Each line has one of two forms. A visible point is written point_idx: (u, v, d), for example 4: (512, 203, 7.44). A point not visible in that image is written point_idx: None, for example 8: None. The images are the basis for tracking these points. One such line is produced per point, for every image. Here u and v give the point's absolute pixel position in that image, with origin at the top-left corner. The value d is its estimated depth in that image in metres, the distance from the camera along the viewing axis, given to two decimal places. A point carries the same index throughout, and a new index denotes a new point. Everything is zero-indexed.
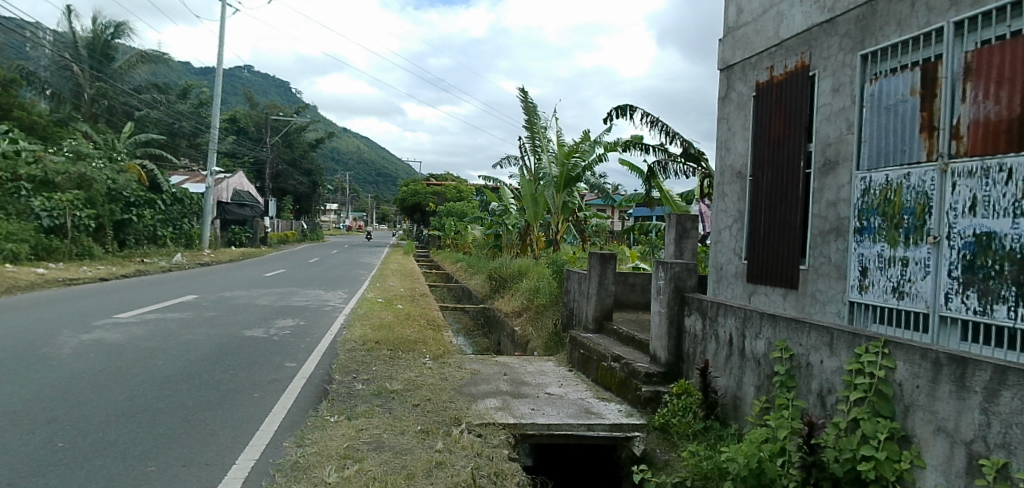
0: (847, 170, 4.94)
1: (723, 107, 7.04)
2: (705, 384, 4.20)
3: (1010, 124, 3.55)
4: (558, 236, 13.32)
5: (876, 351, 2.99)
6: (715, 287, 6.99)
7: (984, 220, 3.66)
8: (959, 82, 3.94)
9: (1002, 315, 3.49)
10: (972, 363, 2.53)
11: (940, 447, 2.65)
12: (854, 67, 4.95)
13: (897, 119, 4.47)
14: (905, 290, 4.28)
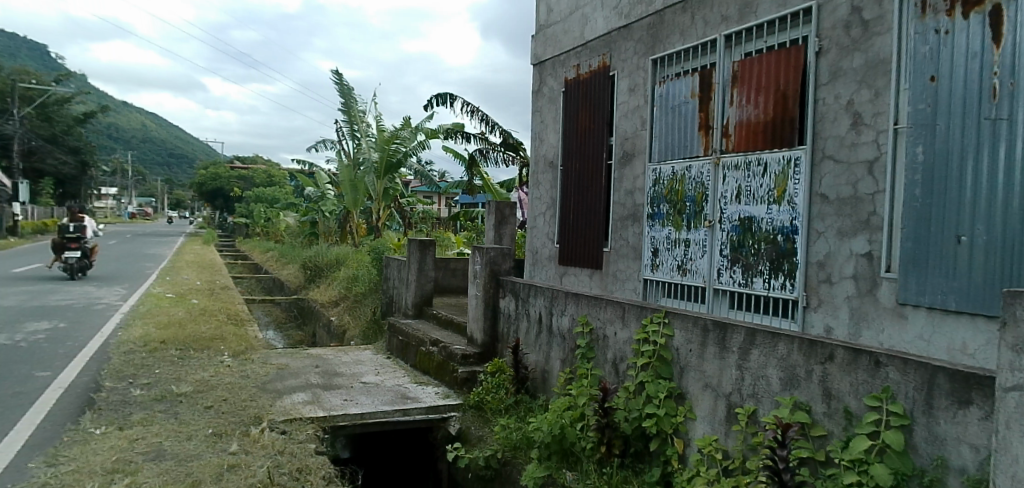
0: (641, 162, 5.59)
1: (535, 100, 7.43)
2: (517, 361, 4.44)
3: (766, 126, 4.46)
4: (379, 223, 13.10)
5: (659, 321, 3.42)
6: (531, 270, 7.41)
7: (747, 207, 4.60)
8: (728, 88, 4.77)
9: (759, 285, 4.49)
10: (729, 327, 3.10)
11: (707, 401, 3.15)
12: (646, 70, 5.57)
13: (680, 118, 5.21)
14: (687, 268, 5.12)
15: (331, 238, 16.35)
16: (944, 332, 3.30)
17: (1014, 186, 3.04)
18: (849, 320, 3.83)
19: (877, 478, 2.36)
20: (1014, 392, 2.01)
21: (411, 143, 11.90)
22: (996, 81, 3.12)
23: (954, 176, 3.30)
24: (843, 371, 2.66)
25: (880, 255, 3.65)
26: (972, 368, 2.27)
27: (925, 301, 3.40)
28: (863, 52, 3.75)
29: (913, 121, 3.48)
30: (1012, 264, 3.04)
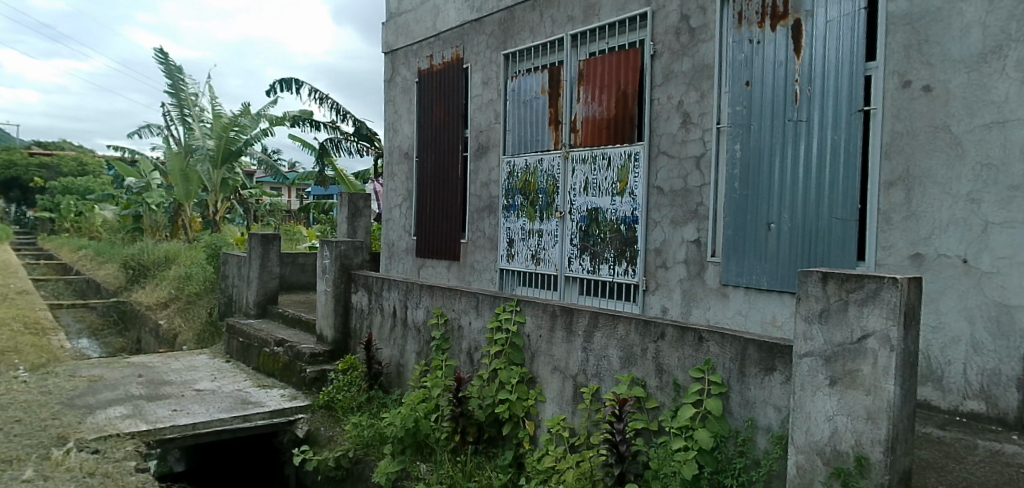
0: (496, 154, 5.84)
1: (387, 90, 7.37)
2: (369, 357, 4.36)
3: (609, 122, 4.92)
4: (216, 217, 12.19)
5: (511, 309, 3.53)
6: (387, 264, 7.35)
7: (593, 199, 5.01)
8: (575, 85, 5.17)
9: (605, 271, 4.91)
10: (575, 312, 3.30)
11: (556, 383, 3.32)
12: (497, 64, 5.82)
13: (532, 113, 5.52)
14: (540, 257, 5.42)
15: (160, 234, 14.79)
16: (758, 307, 4.00)
17: (810, 178, 3.83)
18: (681, 300, 4.42)
19: (700, 442, 2.69)
20: (807, 358, 2.49)
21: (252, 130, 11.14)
22: (797, 88, 3.88)
23: (764, 169, 4.02)
24: (673, 347, 2.98)
25: (706, 242, 4.28)
26: (773, 339, 2.70)
27: (743, 281, 4.08)
28: (691, 57, 4.34)
29: (732, 121, 4.16)
30: (810, 242, 3.81)
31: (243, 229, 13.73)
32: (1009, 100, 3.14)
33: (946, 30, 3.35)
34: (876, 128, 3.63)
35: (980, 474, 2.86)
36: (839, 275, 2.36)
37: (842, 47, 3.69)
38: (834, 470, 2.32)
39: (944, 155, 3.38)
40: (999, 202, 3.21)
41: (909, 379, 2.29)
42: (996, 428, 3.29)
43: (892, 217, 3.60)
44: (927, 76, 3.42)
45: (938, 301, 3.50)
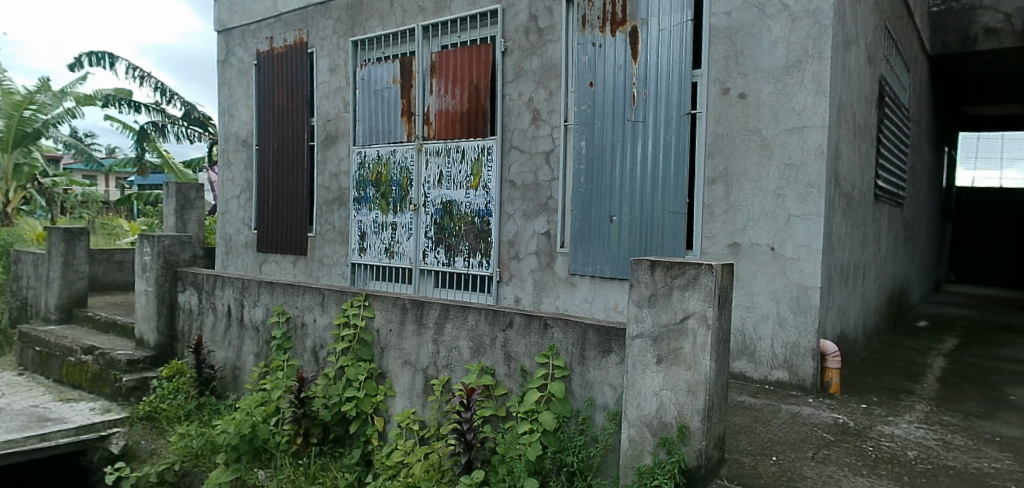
0: (345, 144, 5.71)
1: (223, 71, 6.86)
2: (199, 361, 4.02)
3: (461, 115, 4.98)
4: (9, 209, 10.60)
5: (359, 304, 3.45)
6: (223, 259, 6.87)
7: (447, 191, 5.04)
8: (428, 77, 5.16)
9: (460, 264, 4.97)
10: (426, 304, 3.30)
11: (406, 376, 3.31)
12: (346, 50, 5.67)
13: (384, 103, 5.44)
14: (394, 250, 5.37)
15: None
16: (601, 294, 4.27)
17: (647, 174, 4.16)
18: (532, 290, 4.62)
19: (544, 424, 2.85)
20: (638, 339, 2.75)
21: (53, 110, 9.78)
22: (634, 90, 4.18)
23: (607, 165, 4.29)
24: (520, 335, 3.10)
25: (556, 234, 4.50)
26: (609, 323, 2.94)
27: (588, 270, 4.34)
28: (540, 56, 4.56)
29: (578, 119, 4.39)
30: (647, 233, 4.14)
31: (46, 223, 11.99)
32: (806, 109, 3.68)
33: (758, 44, 3.83)
34: (701, 130, 4.03)
35: (780, 434, 3.38)
36: (665, 262, 2.63)
37: (672, 54, 4.03)
38: (661, 440, 2.61)
39: (756, 156, 3.86)
40: (799, 197, 3.73)
41: (723, 353, 2.64)
42: (797, 393, 3.84)
43: (715, 210, 4.03)
44: (743, 84, 3.89)
45: (751, 284, 3.99)
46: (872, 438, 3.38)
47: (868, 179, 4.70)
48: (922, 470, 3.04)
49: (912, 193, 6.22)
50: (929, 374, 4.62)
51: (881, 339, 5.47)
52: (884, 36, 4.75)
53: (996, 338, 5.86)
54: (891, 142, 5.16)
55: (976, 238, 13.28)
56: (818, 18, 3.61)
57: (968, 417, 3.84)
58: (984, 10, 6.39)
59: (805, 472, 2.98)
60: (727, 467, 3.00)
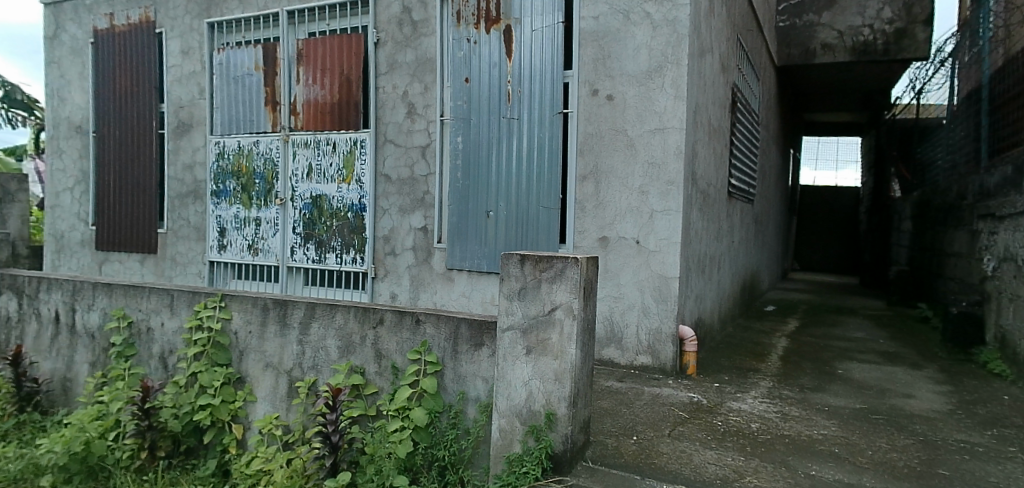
0: (201, 133, 5.32)
1: (51, 48, 6.09)
2: (17, 375, 3.59)
3: (332, 106, 4.84)
4: None
5: (215, 306, 3.25)
6: (53, 260, 6.13)
7: (317, 185, 4.87)
8: (294, 65, 4.95)
9: (332, 260, 4.83)
10: (290, 303, 3.18)
11: (268, 380, 3.18)
12: (201, 33, 5.27)
13: (245, 90, 5.14)
14: (258, 247, 5.10)
15: None
16: (478, 288, 4.34)
17: (522, 170, 4.26)
18: (409, 285, 4.59)
19: (416, 421, 2.86)
20: (508, 331, 2.89)
21: None
22: (509, 88, 4.26)
23: (483, 161, 4.34)
24: (391, 332, 3.08)
25: (432, 229, 4.50)
26: (480, 317, 3.04)
27: (466, 265, 4.39)
28: (414, 49, 4.54)
29: (454, 114, 4.41)
30: (523, 228, 4.26)
31: None
32: (666, 112, 3.95)
33: (624, 49, 4.05)
34: (573, 128, 4.20)
35: (642, 415, 3.62)
36: (534, 256, 2.82)
37: (545, 55, 4.17)
38: (530, 428, 2.78)
39: (622, 154, 4.09)
40: (660, 194, 4.00)
41: (587, 342, 2.88)
42: (658, 376, 4.13)
43: (585, 206, 4.21)
44: (610, 86, 4.09)
45: (618, 275, 4.22)
46: (721, 414, 3.72)
47: (723, 178, 5.14)
48: (763, 440, 3.41)
49: (762, 191, 6.88)
50: (773, 353, 5.16)
51: (734, 324, 6.03)
52: (736, 47, 5.20)
53: (829, 319, 6.67)
54: (743, 144, 5.67)
55: (819, 230, 14.96)
56: (676, 27, 3.88)
57: (803, 390, 4.34)
58: (821, 27, 7.19)
59: (661, 448, 3.22)
60: (591, 449, 3.16)
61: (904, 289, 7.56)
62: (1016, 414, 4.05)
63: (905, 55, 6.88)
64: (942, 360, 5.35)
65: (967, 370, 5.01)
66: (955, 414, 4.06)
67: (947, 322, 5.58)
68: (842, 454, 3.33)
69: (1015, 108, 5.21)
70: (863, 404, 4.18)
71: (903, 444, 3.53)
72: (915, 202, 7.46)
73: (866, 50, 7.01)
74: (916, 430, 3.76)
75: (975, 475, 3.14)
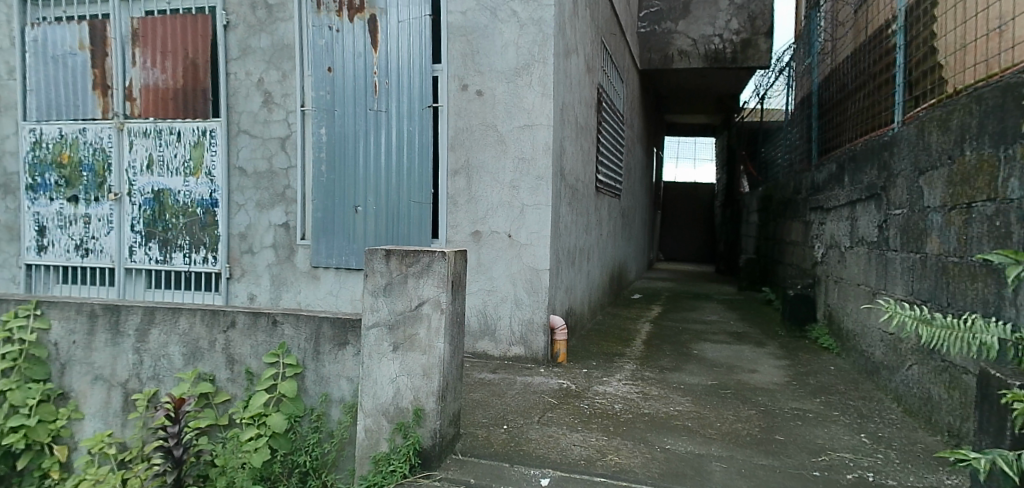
0: (11, 119, 4.69)
1: None
2: None
3: (175, 92, 4.46)
4: None
5: (28, 314, 2.98)
6: None
7: (159, 178, 4.47)
8: (128, 46, 4.49)
9: (179, 261, 4.46)
10: (124, 308, 2.96)
11: (97, 396, 2.96)
12: (8, 4, 4.61)
13: (67, 72, 4.59)
14: (87, 247, 4.58)
15: None
16: (346, 286, 4.24)
17: (391, 164, 4.18)
18: (270, 285, 4.37)
19: (273, 426, 2.75)
20: (373, 329, 2.85)
21: None
22: (375, 80, 4.16)
23: (349, 153, 4.21)
24: (244, 335, 2.92)
25: (295, 225, 4.32)
26: (344, 316, 2.97)
27: (332, 262, 4.25)
28: (270, 34, 4.31)
29: (317, 104, 4.23)
30: (393, 223, 4.20)
31: None
32: (534, 109, 4.06)
33: (491, 45, 4.10)
34: (443, 122, 4.18)
35: (512, 404, 3.70)
36: (399, 251, 2.82)
37: (413, 48, 4.11)
38: (397, 426, 2.76)
39: (493, 149, 4.14)
40: (531, 189, 4.12)
41: (455, 335, 2.92)
42: (530, 365, 4.24)
43: (457, 201, 4.22)
44: (479, 82, 4.13)
45: (490, 269, 4.27)
46: (588, 397, 3.90)
47: (590, 173, 5.38)
48: (625, 420, 3.63)
49: (628, 187, 7.30)
50: (637, 338, 5.50)
51: (604, 311, 6.36)
52: (600, 50, 5.45)
53: (688, 304, 7.23)
54: (609, 142, 5.98)
55: (682, 224, 16.18)
56: (542, 26, 4.01)
57: (663, 371, 4.67)
58: (677, 35, 7.84)
59: (530, 435, 3.31)
60: (462, 442, 3.18)
61: (752, 275, 8.39)
62: (839, 382, 4.65)
63: (750, 63, 7.61)
64: (782, 337, 6.00)
65: (802, 345, 5.67)
66: (790, 385, 4.58)
67: (785, 303, 6.27)
68: (694, 427, 3.63)
69: (838, 114, 5.96)
70: (714, 380, 4.59)
71: (747, 415, 3.92)
72: (760, 196, 8.30)
73: (717, 57, 7.70)
74: (758, 401, 4.19)
75: (806, 438, 3.57)
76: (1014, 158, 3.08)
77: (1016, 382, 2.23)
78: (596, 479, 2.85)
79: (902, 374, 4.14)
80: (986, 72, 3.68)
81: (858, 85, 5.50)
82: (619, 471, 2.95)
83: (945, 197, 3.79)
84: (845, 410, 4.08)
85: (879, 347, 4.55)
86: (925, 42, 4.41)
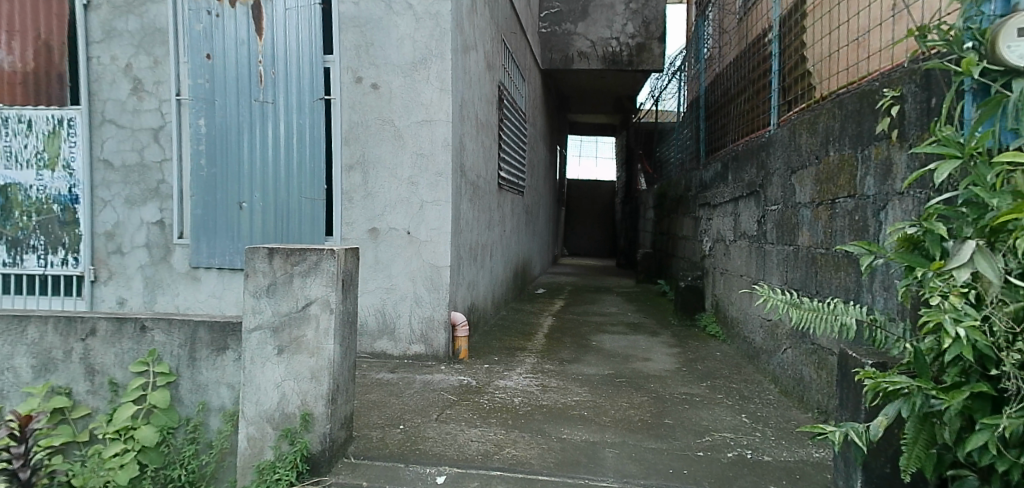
0: None
1: None
2: None
3: (25, 77, 4.03)
4: None
5: None
6: None
7: (6, 172, 4.02)
8: None
9: (32, 264, 4.03)
10: None
11: None
12: None
13: None
14: None
15: None
16: (229, 287, 4.02)
17: (278, 158, 3.99)
18: (142, 288, 4.08)
19: (141, 441, 2.57)
20: (256, 332, 2.71)
21: None
22: (261, 69, 3.95)
23: (232, 146, 3.97)
24: (107, 343, 2.73)
25: (171, 223, 4.04)
26: (224, 319, 2.82)
27: (214, 262, 4.02)
28: (138, 16, 4.00)
29: (193, 94, 3.96)
30: (281, 221, 4.01)
31: None
32: (432, 104, 4.03)
33: (386, 38, 4.02)
34: (336, 115, 4.04)
35: (411, 403, 3.65)
36: (283, 250, 2.69)
37: (302, 37, 3.95)
38: (283, 432, 2.64)
39: (389, 145, 4.06)
40: (430, 185, 4.08)
41: (347, 337, 2.84)
42: (430, 363, 4.21)
43: (353, 197, 4.10)
44: (374, 75, 4.04)
45: (389, 267, 4.19)
46: (488, 393, 3.93)
47: (492, 170, 5.41)
48: (524, 412, 3.69)
49: (531, 184, 7.42)
50: (539, 332, 5.61)
51: (508, 307, 6.45)
52: (500, 48, 5.49)
53: (589, 297, 7.47)
54: (511, 140, 6.05)
55: (587, 220, 16.71)
56: (439, 21, 3.98)
57: (562, 363, 4.80)
58: (577, 36, 8.06)
59: (427, 433, 3.28)
60: (355, 445, 3.09)
61: (649, 269, 8.82)
62: (724, 367, 4.98)
63: (645, 66, 7.97)
64: (674, 326, 6.35)
65: (693, 333, 6.03)
66: (680, 371, 4.85)
67: (677, 294, 6.63)
68: (589, 416, 3.75)
69: (722, 116, 6.37)
70: (611, 370, 4.77)
71: (639, 402, 4.11)
72: (656, 194, 8.72)
73: (614, 59, 8.01)
74: (650, 388, 4.41)
75: (692, 421, 3.79)
76: (869, 158, 3.42)
77: (868, 360, 2.50)
78: (491, 474, 2.87)
79: (779, 357, 4.49)
80: (850, 78, 4.03)
81: (739, 90, 5.90)
82: (515, 463, 3.00)
83: (813, 194, 4.15)
84: (728, 393, 4.37)
85: (758, 333, 4.91)
86: (796, 52, 4.80)
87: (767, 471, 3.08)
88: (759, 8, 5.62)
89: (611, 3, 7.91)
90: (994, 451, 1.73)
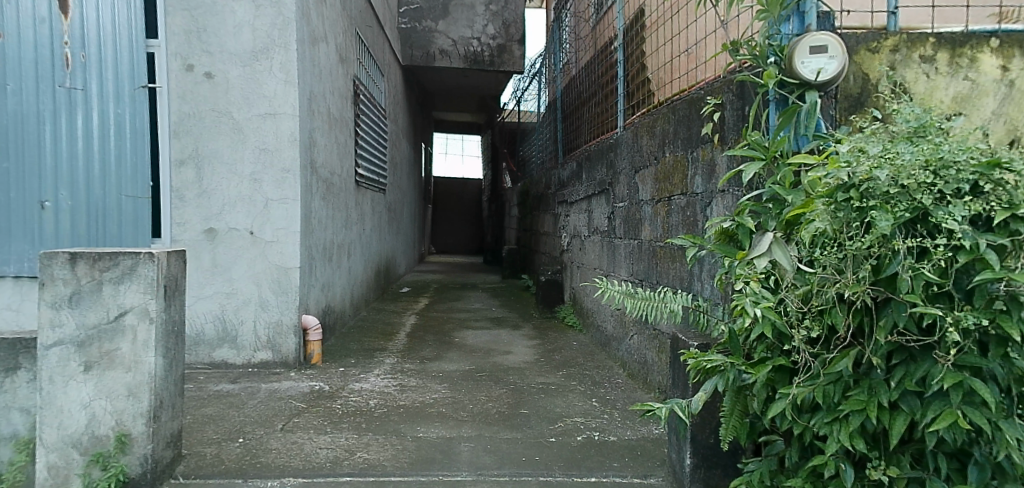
0: None
1: None
2: None
3: None
4: None
5: None
6: None
7: None
8: None
9: None
10: None
11: None
12: None
13: None
14: None
15: None
16: (29, 298, 3.56)
17: (91, 152, 3.58)
18: None
19: None
20: (55, 348, 2.40)
21: None
22: (67, 51, 3.48)
23: (30, 138, 3.47)
24: None
25: None
26: (14, 334, 2.49)
27: (10, 270, 3.50)
28: None
29: None
30: (95, 222, 3.59)
31: None
32: (276, 97, 3.91)
33: (222, 24, 3.86)
34: (163, 104, 3.83)
35: (253, 414, 3.44)
36: (90, 254, 2.41)
37: (119, 18, 3.60)
38: (93, 457, 2.38)
39: (229, 138, 3.90)
40: (276, 181, 3.93)
41: (172, 348, 2.61)
42: (279, 370, 4.00)
43: (186, 195, 3.89)
44: (208, 63, 3.87)
45: (229, 269, 3.95)
46: (342, 397, 3.81)
47: (348, 167, 5.25)
48: (378, 414, 3.62)
49: (394, 182, 7.32)
50: (401, 331, 5.55)
51: (370, 308, 6.31)
52: (354, 41, 5.34)
53: (455, 295, 7.52)
54: (369, 136, 5.92)
55: (457, 218, 16.80)
56: (281, 10, 3.88)
57: (423, 361, 4.78)
58: (438, 34, 8.06)
59: (270, 445, 3.11)
60: (184, 464, 2.85)
61: (514, 264, 9.08)
62: (580, 356, 5.26)
63: (506, 67, 8.20)
64: (536, 319, 6.59)
65: (553, 325, 6.31)
66: (538, 362, 5.04)
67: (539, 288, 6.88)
68: (447, 413, 3.77)
69: (576, 118, 6.71)
70: (471, 365, 4.84)
71: (497, 395, 4.21)
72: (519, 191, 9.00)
73: (476, 59, 8.15)
74: (508, 380, 4.53)
75: (546, 409, 3.96)
76: (697, 159, 3.77)
77: (694, 342, 2.76)
78: (341, 480, 2.80)
79: (626, 344, 4.82)
80: (683, 86, 4.40)
81: (591, 93, 6.25)
82: (366, 467, 2.94)
83: (653, 192, 4.51)
84: (581, 379, 4.62)
85: (609, 322, 5.24)
86: (637, 60, 5.17)
87: (610, 450, 3.30)
88: (606, 17, 5.99)
89: (471, 3, 7.98)
90: (790, 416, 1.92)
